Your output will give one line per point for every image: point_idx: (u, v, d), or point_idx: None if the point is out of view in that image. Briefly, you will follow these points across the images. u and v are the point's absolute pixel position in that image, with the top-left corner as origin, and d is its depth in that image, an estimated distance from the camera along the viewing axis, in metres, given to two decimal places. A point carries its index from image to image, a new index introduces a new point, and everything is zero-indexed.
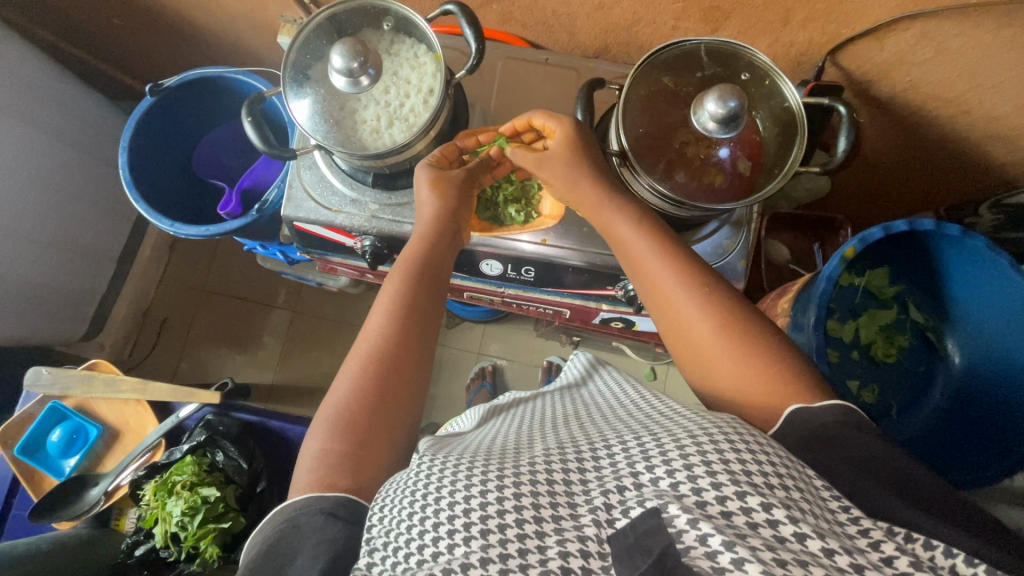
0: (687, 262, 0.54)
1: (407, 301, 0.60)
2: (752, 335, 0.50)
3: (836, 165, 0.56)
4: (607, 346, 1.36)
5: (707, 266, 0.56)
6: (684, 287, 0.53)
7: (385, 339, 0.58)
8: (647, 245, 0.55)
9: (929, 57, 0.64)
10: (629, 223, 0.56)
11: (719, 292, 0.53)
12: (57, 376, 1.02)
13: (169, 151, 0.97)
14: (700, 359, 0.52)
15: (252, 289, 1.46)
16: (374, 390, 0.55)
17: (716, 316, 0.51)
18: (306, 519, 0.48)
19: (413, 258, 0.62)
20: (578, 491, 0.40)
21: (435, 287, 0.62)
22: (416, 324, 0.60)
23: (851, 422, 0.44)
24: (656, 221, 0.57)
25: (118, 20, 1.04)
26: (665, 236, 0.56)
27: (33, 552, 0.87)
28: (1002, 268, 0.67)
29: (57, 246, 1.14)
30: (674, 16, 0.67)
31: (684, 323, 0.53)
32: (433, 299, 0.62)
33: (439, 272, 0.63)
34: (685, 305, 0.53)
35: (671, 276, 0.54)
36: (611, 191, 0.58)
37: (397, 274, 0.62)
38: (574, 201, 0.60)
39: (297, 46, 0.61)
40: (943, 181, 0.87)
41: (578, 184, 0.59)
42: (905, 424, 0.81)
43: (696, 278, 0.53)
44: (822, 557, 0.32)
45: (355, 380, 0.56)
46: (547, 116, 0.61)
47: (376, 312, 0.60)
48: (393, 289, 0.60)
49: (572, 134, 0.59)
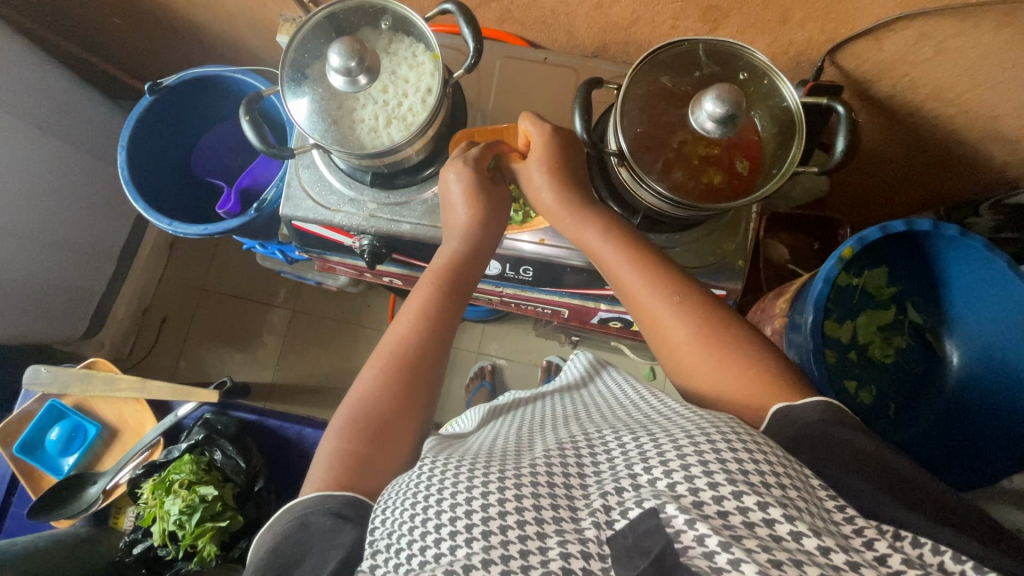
0: (658, 269, 0.55)
1: (433, 310, 0.60)
2: (729, 338, 0.51)
3: (834, 165, 0.56)
4: (607, 346, 1.36)
5: (678, 271, 0.56)
6: (653, 295, 0.54)
7: (406, 345, 0.58)
8: (619, 254, 0.56)
9: (929, 56, 0.64)
10: (598, 233, 0.57)
11: (695, 296, 0.53)
12: (56, 375, 1.02)
13: (168, 149, 0.97)
14: (678, 362, 0.52)
15: (251, 288, 1.46)
16: (397, 401, 0.55)
17: (688, 323, 0.52)
18: (314, 518, 0.48)
19: (442, 268, 0.61)
20: (577, 493, 0.40)
21: (460, 296, 0.62)
22: (439, 333, 0.59)
23: (834, 420, 0.44)
24: (621, 226, 0.58)
25: (117, 18, 1.04)
26: (635, 243, 0.57)
27: (32, 550, 0.88)
28: (1001, 269, 0.67)
29: (57, 245, 1.14)
30: (673, 15, 0.67)
31: (662, 329, 0.53)
32: (459, 305, 0.62)
33: (467, 279, 0.62)
34: (659, 313, 0.53)
35: (643, 285, 0.54)
36: (575, 201, 0.58)
37: (425, 282, 0.61)
38: (542, 210, 0.61)
39: (294, 46, 0.61)
40: (942, 181, 0.87)
41: (544, 196, 0.59)
42: (901, 425, 0.81)
43: (667, 286, 0.54)
44: (817, 555, 0.32)
45: (376, 386, 0.56)
46: (529, 120, 0.61)
47: (402, 319, 0.60)
48: (421, 297, 0.60)
49: (547, 139, 0.60)
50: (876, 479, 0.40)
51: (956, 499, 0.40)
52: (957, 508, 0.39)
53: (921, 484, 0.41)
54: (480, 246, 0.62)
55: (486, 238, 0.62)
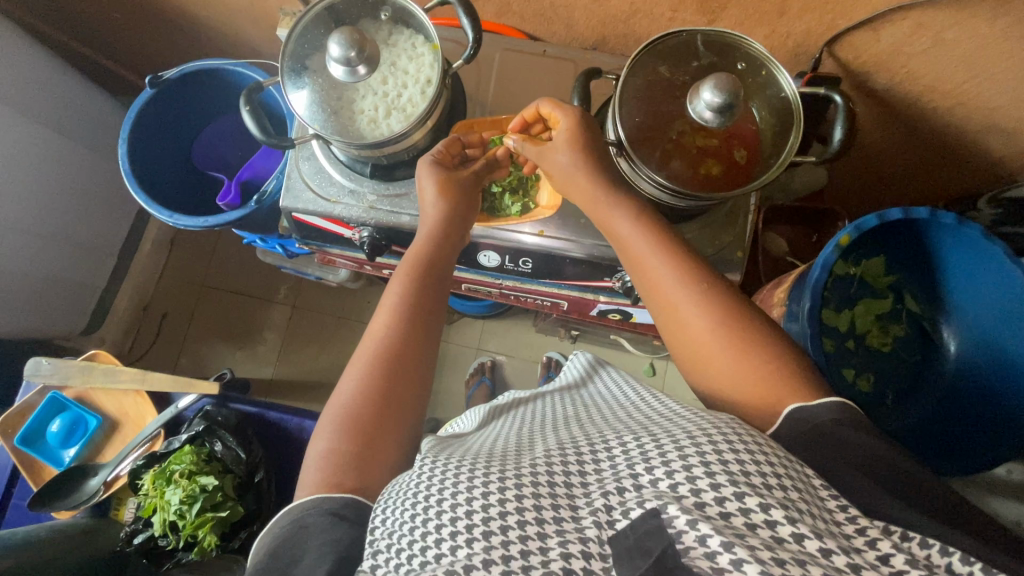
0: (681, 257, 0.54)
1: (410, 299, 0.60)
2: (747, 333, 0.50)
3: (832, 154, 0.56)
4: (607, 340, 1.37)
5: (705, 262, 0.55)
6: (682, 283, 0.53)
7: (387, 337, 0.58)
8: (646, 239, 0.55)
9: (926, 47, 0.64)
10: (628, 218, 0.56)
11: (722, 288, 0.53)
12: (56, 367, 1.02)
13: (168, 143, 0.97)
14: (701, 360, 0.52)
15: (251, 283, 1.47)
16: (378, 389, 0.55)
17: (712, 314, 0.51)
18: (312, 519, 0.48)
19: (417, 258, 0.62)
20: (579, 491, 0.40)
21: (436, 286, 0.62)
22: (419, 321, 0.59)
23: (847, 421, 0.45)
24: (654, 216, 0.57)
25: (118, 13, 1.04)
26: (662, 229, 0.56)
27: (33, 540, 0.88)
28: (997, 256, 0.67)
29: (58, 238, 1.15)
30: (671, 6, 0.67)
31: (682, 319, 0.53)
32: (437, 297, 0.62)
33: (438, 267, 0.62)
34: (685, 303, 0.52)
35: (671, 271, 0.54)
36: (613, 187, 0.58)
37: (403, 272, 0.62)
38: (572, 193, 0.60)
39: (295, 37, 0.61)
40: (939, 173, 0.87)
41: (578, 175, 0.58)
42: (899, 413, 0.81)
43: (695, 274, 0.53)
44: (819, 557, 0.32)
45: (361, 385, 0.56)
46: (553, 104, 0.60)
47: (382, 313, 0.60)
48: (399, 290, 0.60)
49: (578, 127, 0.58)
50: (871, 471, 0.41)
51: (951, 489, 0.41)
52: (958, 505, 0.40)
53: (914, 473, 0.41)
54: (449, 230, 0.63)
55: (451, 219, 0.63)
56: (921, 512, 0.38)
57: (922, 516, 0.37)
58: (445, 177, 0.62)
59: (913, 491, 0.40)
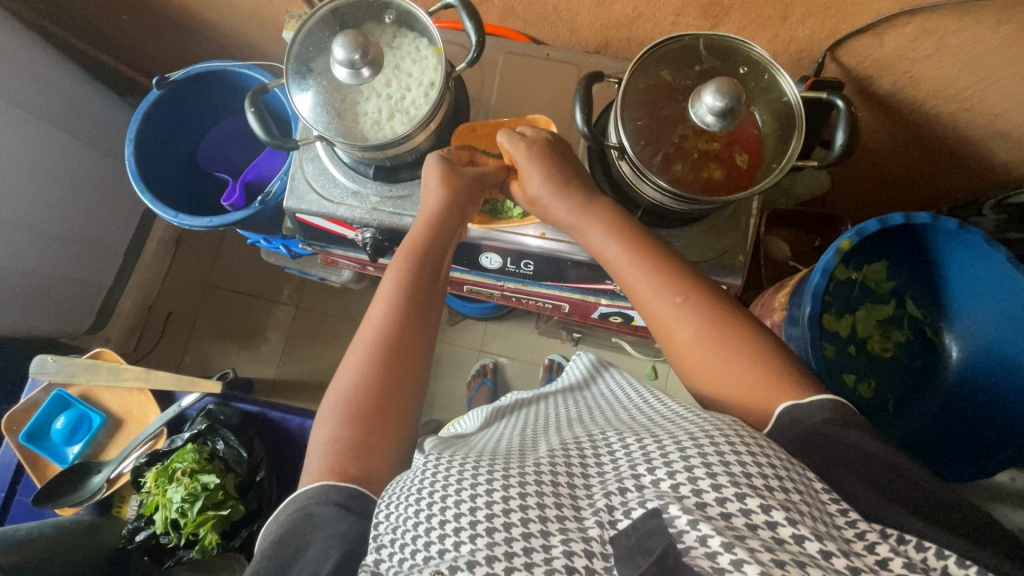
0: (671, 264, 0.55)
1: (408, 291, 0.60)
2: (740, 337, 0.50)
3: (834, 159, 0.56)
4: (609, 343, 1.37)
5: (691, 267, 0.55)
6: (667, 288, 0.53)
7: (384, 328, 0.58)
8: (634, 246, 0.56)
9: (930, 52, 0.64)
10: (616, 225, 0.57)
11: (710, 291, 0.53)
12: (61, 364, 1.05)
13: (175, 144, 0.98)
14: (693, 365, 0.52)
15: (256, 283, 1.48)
16: (379, 384, 0.55)
17: (702, 319, 0.51)
18: (318, 509, 0.49)
19: (413, 247, 0.61)
20: (581, 492, 0.40)
21: (435, 279, 0.62)
22: (417, 313, 0.59)
23: (842, 421, 0.45)
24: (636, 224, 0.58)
25: (127, 15, 1.05)
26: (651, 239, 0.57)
27: (36, 536, 0.89)
28: (1001, 263, 0.67)
29: (65, 237, 1.16)
30: (674, 11, 0.67)
31: (672, 326, 0.53)
32: (434, 290, 0.62)
33: (437, 259, 0.62)
34: (674, 311, 0.52)
35: (656, 277, 0.54)
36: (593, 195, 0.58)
37: (398, 263, 0.61)
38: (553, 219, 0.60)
39: (300, 39, 0.62)
40: (944, 178, 0.87)
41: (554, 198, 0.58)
42: (900, 418, 0.81)
43: (682, 282, 0.53)
44: (820, 559, 0.32)
45: (360, 372, 0.56)
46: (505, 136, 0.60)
47: (378, 302, 0.60)
48: (393, 281, 0.60)
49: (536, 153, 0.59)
50: (871, 474, 0.41)
51: (949, 493, 0.41)
52: (956, 508, 0.40)
53: (913, 476, 0.41)
54: (446, 220, 0.62)
55: (451, 214, 0.62)
56: (917, 515, 0.38)
57: (920, 521, 0.37)
58: (450, 170, 0.62)
59: (912, 496, 0.40)
